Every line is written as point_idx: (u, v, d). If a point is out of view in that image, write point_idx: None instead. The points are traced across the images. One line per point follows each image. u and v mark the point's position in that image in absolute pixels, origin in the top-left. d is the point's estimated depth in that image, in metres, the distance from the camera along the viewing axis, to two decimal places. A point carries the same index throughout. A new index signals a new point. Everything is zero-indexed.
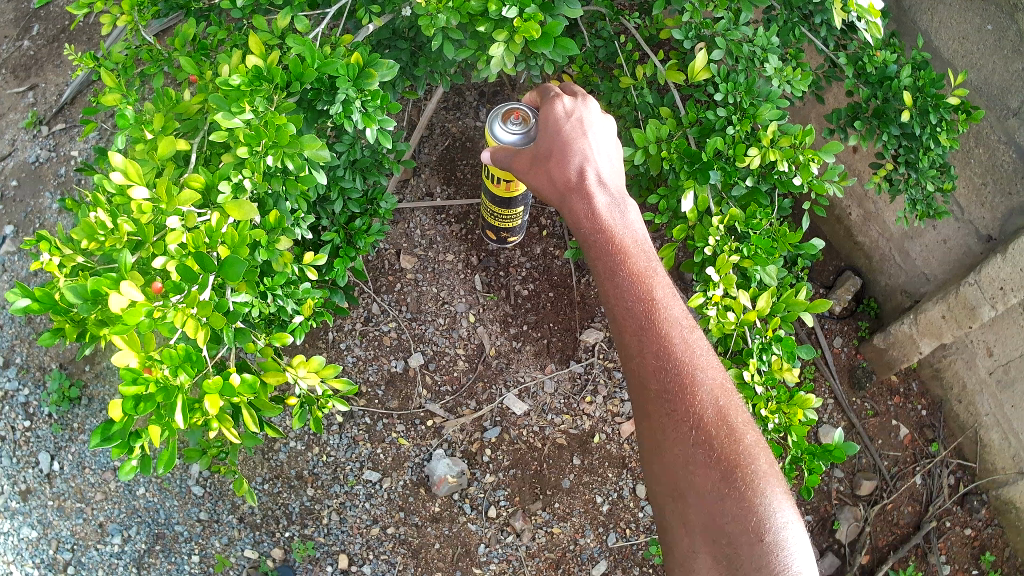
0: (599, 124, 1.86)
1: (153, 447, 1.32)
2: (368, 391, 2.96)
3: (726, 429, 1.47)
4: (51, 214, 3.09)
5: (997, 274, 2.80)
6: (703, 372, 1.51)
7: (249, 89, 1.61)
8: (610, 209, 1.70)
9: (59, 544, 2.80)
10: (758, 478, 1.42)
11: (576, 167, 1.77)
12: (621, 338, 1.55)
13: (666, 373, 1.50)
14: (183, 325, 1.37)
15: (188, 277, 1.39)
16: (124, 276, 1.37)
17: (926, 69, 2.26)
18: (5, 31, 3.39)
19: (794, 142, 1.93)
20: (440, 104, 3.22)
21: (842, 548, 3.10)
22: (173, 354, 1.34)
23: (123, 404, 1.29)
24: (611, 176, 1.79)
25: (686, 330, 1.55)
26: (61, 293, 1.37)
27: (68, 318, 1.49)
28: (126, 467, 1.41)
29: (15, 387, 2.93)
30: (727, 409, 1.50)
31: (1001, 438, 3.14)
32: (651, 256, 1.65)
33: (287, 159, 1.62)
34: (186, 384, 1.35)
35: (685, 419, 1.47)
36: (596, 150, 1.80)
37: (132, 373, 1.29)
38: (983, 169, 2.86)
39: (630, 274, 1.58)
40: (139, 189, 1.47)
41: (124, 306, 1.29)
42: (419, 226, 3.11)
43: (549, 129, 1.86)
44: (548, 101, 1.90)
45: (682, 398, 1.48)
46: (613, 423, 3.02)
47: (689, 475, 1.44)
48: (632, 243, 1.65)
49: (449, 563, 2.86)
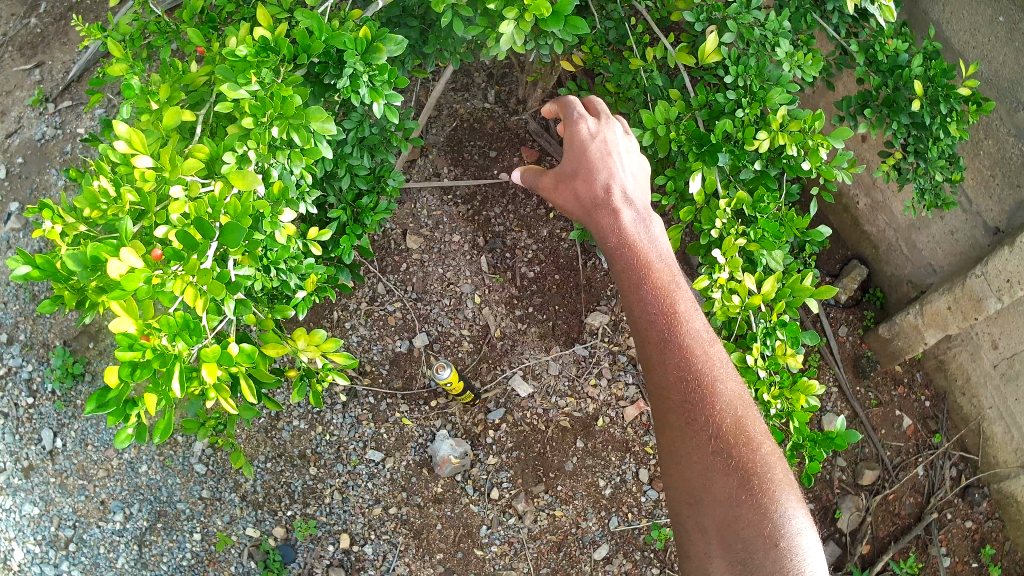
0: (626, 146, 1.73)
1: (150, 416, 1.29)
2: (372, 370, 2.96)
3: (745, 438, 1.37)
4: (56, 190, 3.09)
5: (1004, 266, 2.77)
6: (723, 381, 1.41)
7: (256, 61, 1.57)
8: (637, 225, 1.57)
9: (60, 521, 2.81)
10: (776, 487, 1.33)
11: (602, 184, 1.64)
12: (642, 349, 1.44)
13: (687, 383, 1.39)
14: (182, 293, 1.35)
15: (189, 245, 1.35)
16: (124, 244, 1.32)
17: (938, 58, 2.23)
18: (12, 8, 3.38)
19: (804, 127, 1.90)
20: (449, 85, 3.21)
21: (843, 537, 3.12)
22: (171, 321, 1.28)
23: (120, 371, 1.26)
24: (637, 194, 1.66)
25: (709, 341, 1.45)
26: (61, 260, 1.33)
27: (68, 286, 1.46)
28: (122, 434, 1.37)
29: (19, 363, 2.93)
30: (745, 419, 1.40)
31: (1004, 431, 3.12)
32: (677, 272, 1.52)
33: (293, 131, 1.59)
34: (184, 352, 1.30)
35: (704, 429, 1.36)
36: (622, 168, 1.68)
37: (128, 339, 1.25)
38: (992, 161, 2.84)
39: (655, 289, 1.46)
40: (143, 157, 1.43)
41: (123, 273, 1.25)
42: (425, 207, 3.11)
43: (574, 150, 1.72)
44: (571, 121, 1.75)
45: (703, 408, 1.37)
46: (616, 407, 3.02)
47: (707, 482, 1.34)
48: (658, 260, 1.52)
49: (451, 544, 2.87)
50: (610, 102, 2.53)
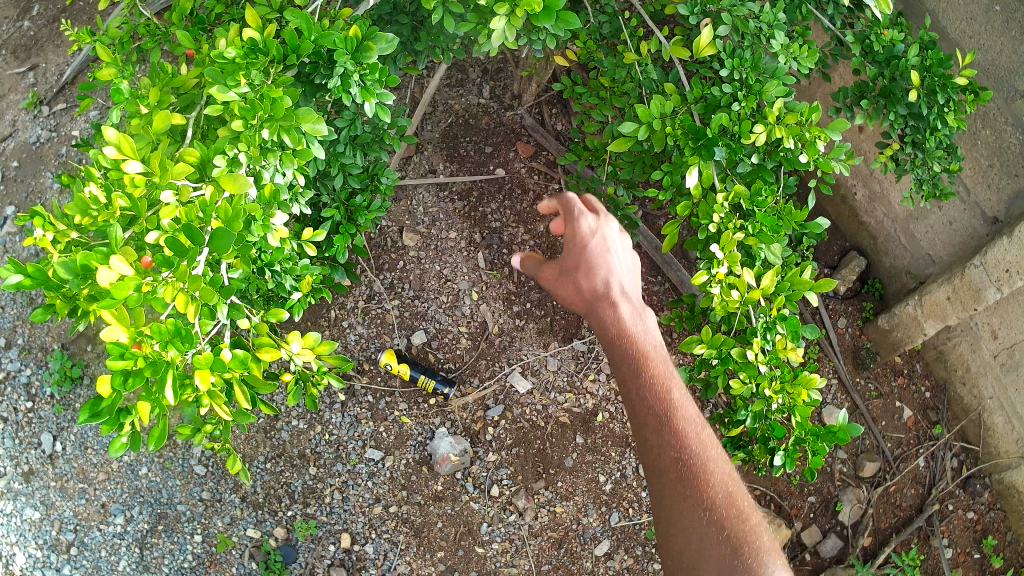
0: (622, 243, 1.76)
1: (143, 425, 1.28)
2: (370, 368, 2.96)
3: (737, 512, 1.38)
4: (52, 193, 3.08)
5: (1003, 257, 2.77)
6: (715, 462, 1.44)
7: (245, 62, 1.56)
8: (634, 317, 1.62)
9: (62, 525, 2.81)
10: (769, 560, 1.33)
11: (602, 279, 1.68)
12: (639, 432, 1.47)
13: (682, 461, 1.41)
14: (173, 299, 1.32)
15: (178, 251, 1.33)
16: (114, 251, 1.31)
17: (935, 48, 2.21)
18: (5, 11, 3.36)
19: (802, 119, 1.86)
20: (444, 81, 3.20)
21: (845, 530, 3.11)
22: (162, 328, 1.27)
23: (111, 380, 1.26)
24: (633, 288, 1.70)
25: (702, 426, 1.48)
26: (53, 268, 1.32)
27: (60, 294, 1.44)
28: (115, 443, 1.36)
29: (17, 367, 2.92)
30: (737, 495, 1.42)
31: (1004, 421, 3.12)
32: (670, 361, 1.57)
33: (283, 133, 1.57)
34: (177, 359, 1.29)
35: (698, 502, 1.38)
36: (620, 264, 1.72)
37: (120, 348, 1.24)
38: (990, 151, 2.83)
39: (650, 373, 1.51)
40: (132, 163, 1.43)
41: (113, 281, 1.24)
42: (422, 204, 3.10)
43: (573, 244, 1.75)
44: (570, 216, 1.78)
45: (697, 484, 1.39)
46: (615, 402, 3.02)
47: (705, 557, 1.33)
48: (652, 348, 1.57)
49: (452, 541, 2.87)
50: (604, 96, 2.52)
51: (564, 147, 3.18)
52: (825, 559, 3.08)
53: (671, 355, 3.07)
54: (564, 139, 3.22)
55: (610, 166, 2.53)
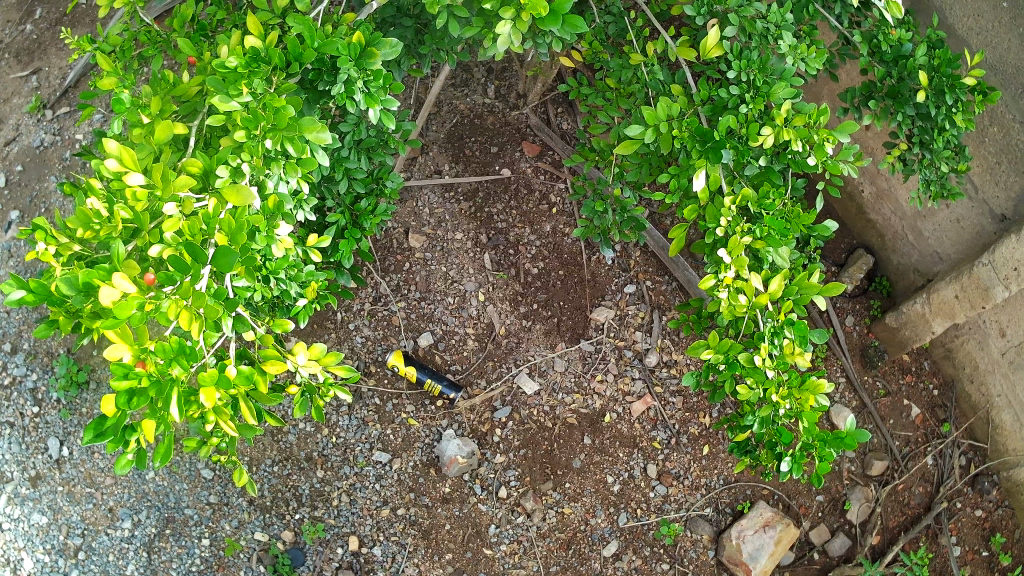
0: None
1: (149, 443, 1.27)
2: (377, 371, 2.96)
3: None
4: (57, 198, 3.07)
5: (1012, 255, 2.74)
6: None
7: (246, 71, 1.54)
8: None
9: (69, 530, 2.80)
10: None
11: None
12: None
13: None
14: (177, 316, 1.32)
15: (181, 267, 1.31)
16: (117, 267, 1.30)
17: (943, 47, 2.19)
18: (8, 15, 3.36)
19: (809, 122, 1.83)
20: (448, 80, 3.20)
21: (853, 529, 3.11)
22: (166, 346, 1.27)
23: (116, 400, 1.24)
24: None
25: None
26: (55, 284, 1.32)
27: (63, 309, 1.43)
28: (121, 461, 1.34)
29: (24, 372, 2.93)
30: None
31: (1013, 419, 3.11)
32: None
33: (286, 142, 1.55)
34: (181, 377, 1.29)
35: None
36: None
37: (123, 368, 1.24)
38: (998, 148, 2.79)
39: None
40: (135, 175, 1.40)
41: (115, 299, 1.23)
42: (427, 205, 3.10)
43: None
44: None
45: None
46: (623, 402, 3.02)
47: None
48: None
49: (461, 544, 2.87)
50: (610, 98, 2.50)
51: (570, 147, 3.16)
52: (834, 558, 3.06)
53: (679, 355, 3.05)
54: (571, 139, 3.20)
55: (617, 168, 2.51)
